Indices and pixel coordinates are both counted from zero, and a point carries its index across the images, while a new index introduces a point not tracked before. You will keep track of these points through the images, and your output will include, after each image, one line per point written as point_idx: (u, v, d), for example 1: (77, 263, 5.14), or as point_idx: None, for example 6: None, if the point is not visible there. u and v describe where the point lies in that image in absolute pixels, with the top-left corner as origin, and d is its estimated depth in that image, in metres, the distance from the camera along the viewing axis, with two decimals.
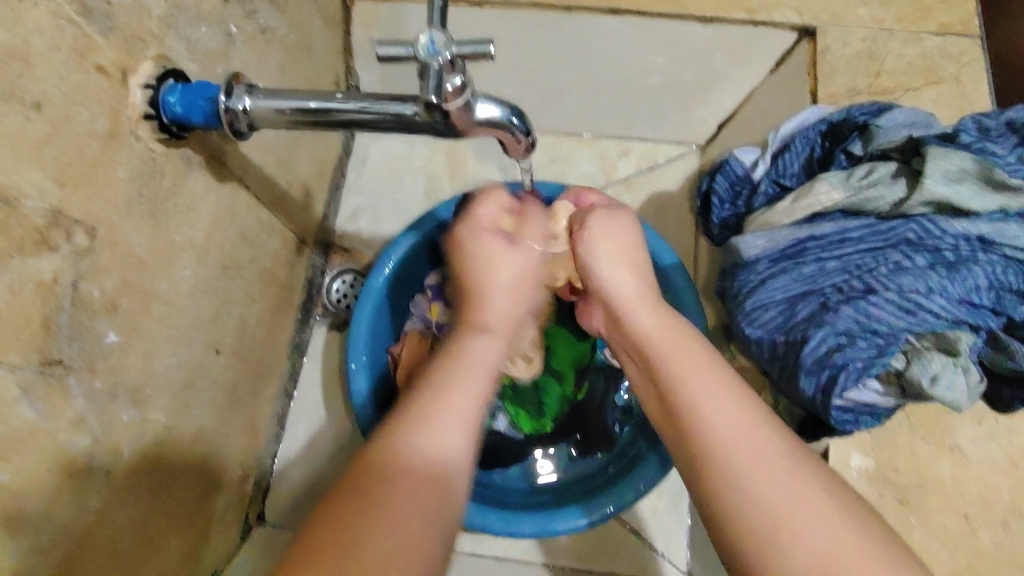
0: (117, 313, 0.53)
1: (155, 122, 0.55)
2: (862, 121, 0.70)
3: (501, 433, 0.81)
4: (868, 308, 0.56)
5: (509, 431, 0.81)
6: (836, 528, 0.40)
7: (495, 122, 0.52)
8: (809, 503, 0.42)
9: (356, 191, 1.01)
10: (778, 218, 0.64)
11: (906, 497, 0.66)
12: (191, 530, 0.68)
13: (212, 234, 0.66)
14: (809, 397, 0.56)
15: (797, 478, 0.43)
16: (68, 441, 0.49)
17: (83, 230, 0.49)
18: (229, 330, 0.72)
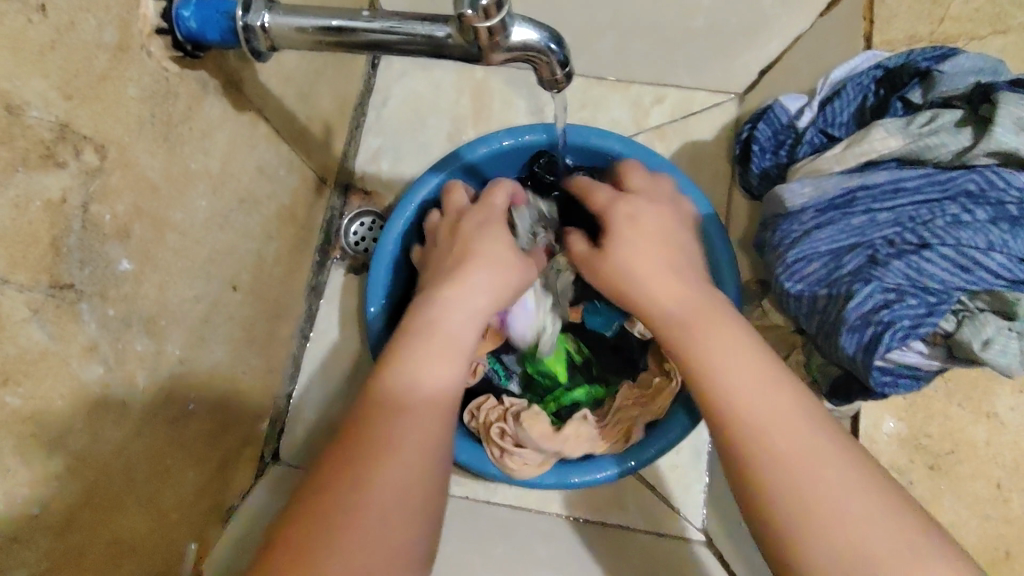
0: (130, 239, 0.51)
1: (168, 37, 0.51)
2: (924, 67, 0.64)
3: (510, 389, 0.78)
4: (920, 264, 0.53)
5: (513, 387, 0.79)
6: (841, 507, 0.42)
7: (531, 46, 0.48)
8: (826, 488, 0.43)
9: (377, 132, 0.98)
10: (829, 165, 0.59)
11: (939, 463, 0.63)
12: (207, 465, 0.68)
13: (228, 163, 0.64)
14: (849, 355, 0.54)
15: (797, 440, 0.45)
16: (81, 367, 0.48)
17: (92, 147, 0.46)
18: (247, 266, 0.71)
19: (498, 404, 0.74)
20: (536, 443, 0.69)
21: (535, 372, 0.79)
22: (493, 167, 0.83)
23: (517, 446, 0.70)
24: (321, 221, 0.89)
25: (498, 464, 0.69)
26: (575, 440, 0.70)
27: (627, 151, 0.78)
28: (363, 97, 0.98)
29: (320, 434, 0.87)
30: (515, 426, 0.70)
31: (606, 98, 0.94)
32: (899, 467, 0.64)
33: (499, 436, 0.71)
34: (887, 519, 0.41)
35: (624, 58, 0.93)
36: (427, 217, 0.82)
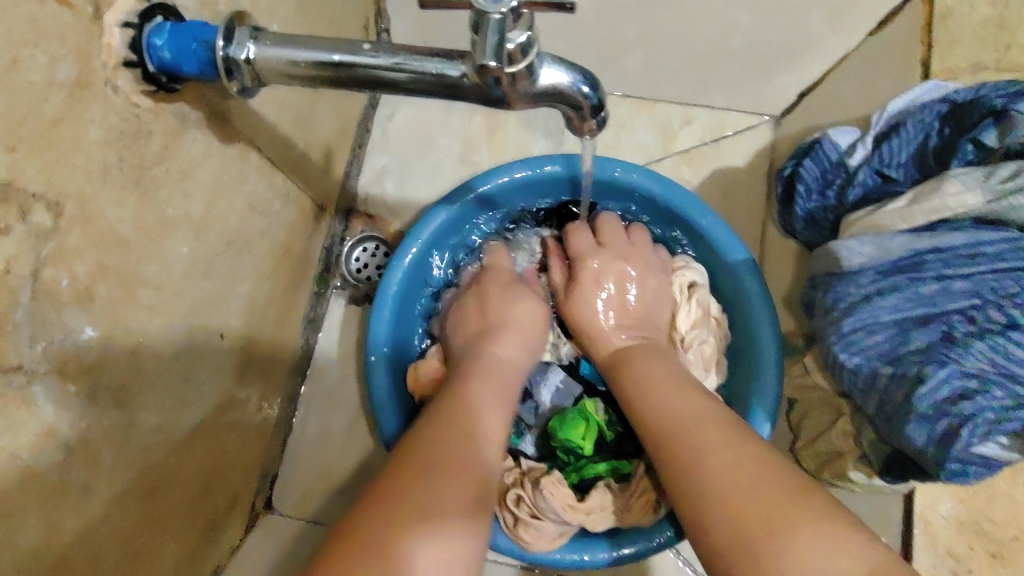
0: (93, 301, 0.45)
1: (139, 70, 0.44)
2: (998, 106, 0.56)
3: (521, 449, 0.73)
4: (1006, 345, 0.45)
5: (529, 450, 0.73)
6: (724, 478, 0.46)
7: (562, 91, 0.41)
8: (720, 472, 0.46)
9: (382, 151, 0.91)
10: (891, 223, 0.53)
11: (1003, 552, 0.56)
12: (190, 531, 0.61)
13: (213, 204, 0.57)
14: (916, 447, 0.47)
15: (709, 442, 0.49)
16: (34, 456, 0.41)
17: (43, 205, 0.39)
18: (235, 311, 0.64)
19: (515, 466, 0.69)
20: (554, 513, 0.62)
21: (560, 446, 0.70)
22: (511, 200, 0.76)
23: (535, 516, 0.63)
24: (320, 250, 0.82)
25: (512, 536, 0.62)
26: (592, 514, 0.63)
27: (656, 187, 0.71)
28: (368, 113, 0.90)
29: (315, 481, 0.80)
30: (533, 494, 0.63)
31: (632, 117, 0.86)
32: (958, 556, 0.57)
33: (516, 504, 0.64)
34: (810, 526, 0.40)
35: (652, 78, 0.86)
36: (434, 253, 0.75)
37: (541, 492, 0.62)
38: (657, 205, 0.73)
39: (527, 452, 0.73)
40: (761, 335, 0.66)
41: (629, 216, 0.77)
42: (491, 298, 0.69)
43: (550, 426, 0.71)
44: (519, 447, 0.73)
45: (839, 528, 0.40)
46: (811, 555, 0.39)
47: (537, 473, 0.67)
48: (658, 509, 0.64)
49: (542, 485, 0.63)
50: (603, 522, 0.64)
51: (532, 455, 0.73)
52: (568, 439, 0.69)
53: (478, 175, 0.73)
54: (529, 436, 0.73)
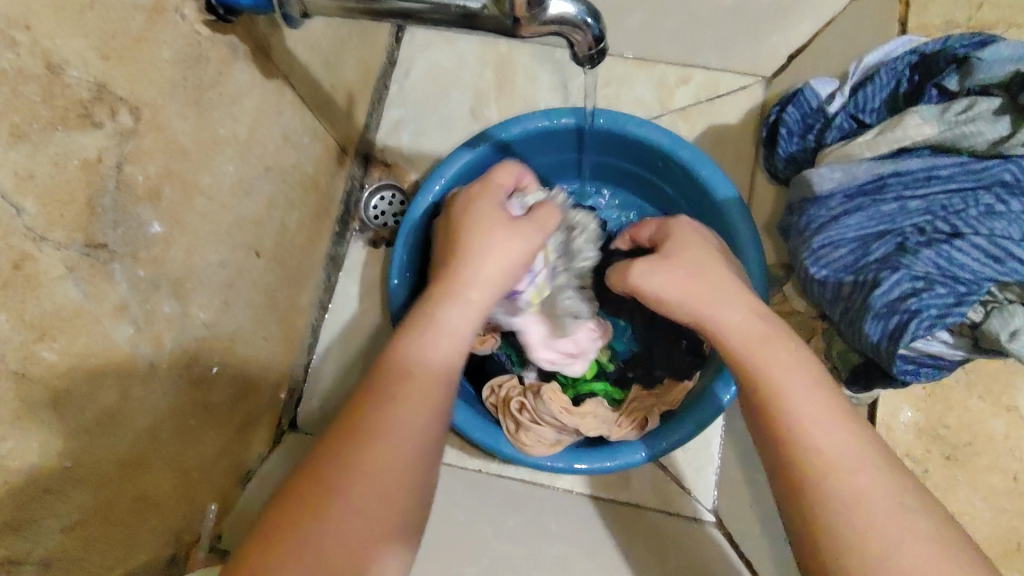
0: (161, 201, 0.52)
1: (202, 0, 0.51)
2: (962, 54, 0.62)
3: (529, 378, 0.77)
4: (952, 252, 0.52)
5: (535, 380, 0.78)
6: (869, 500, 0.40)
7: (567, 20, 0.48)
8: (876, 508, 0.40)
9: (399, 105, 0.97)
10: (859, 151, 0.59)
11: (955, 453, 0.64)
12: (226, 428, 0.69)
13: (255, 130, 0.64)
14: (872, 342, 0.54)
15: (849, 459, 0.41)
16: (112, 328, 0.49)
17: (127, 109, 0.46)
18: (269, 234, 0.71)
19: (519, 384, 0.76)
20: (551, 418, 0.70)
21: (559, 366, 0.77)
22: (526, 148, 0.83)
23: (534, 422, 0.70)
24: (342, 193, 0.89)
25: (513, 439, 0.69)
26: (585, 420, 0.71)
27: (658, 136, 0.77)
28: (386, 69, 0.97)
29: (336, 403, 0.87)
30: (534, 401, 0.71)
31: (630, 76, 0.93)
32: (915, 456, 0.64)
33: (518, 411, 0.72)
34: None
35: (652, 35, 0.92)
36: None
37: (541, 398, 0.70)
38: (656, 154, 0.79)
39: (529, 374, 0.78)
40: (749, 263, 0.72)
41: (630, 164, 0.84)
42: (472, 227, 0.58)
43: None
44: (521, 371, 0.78)
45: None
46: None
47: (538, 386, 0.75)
48: (644, 425, 0.72)
49: (543, 392, 0.71)
50: (596, 428, 0.71)
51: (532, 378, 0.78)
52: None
53: (496, 123, 0.80)
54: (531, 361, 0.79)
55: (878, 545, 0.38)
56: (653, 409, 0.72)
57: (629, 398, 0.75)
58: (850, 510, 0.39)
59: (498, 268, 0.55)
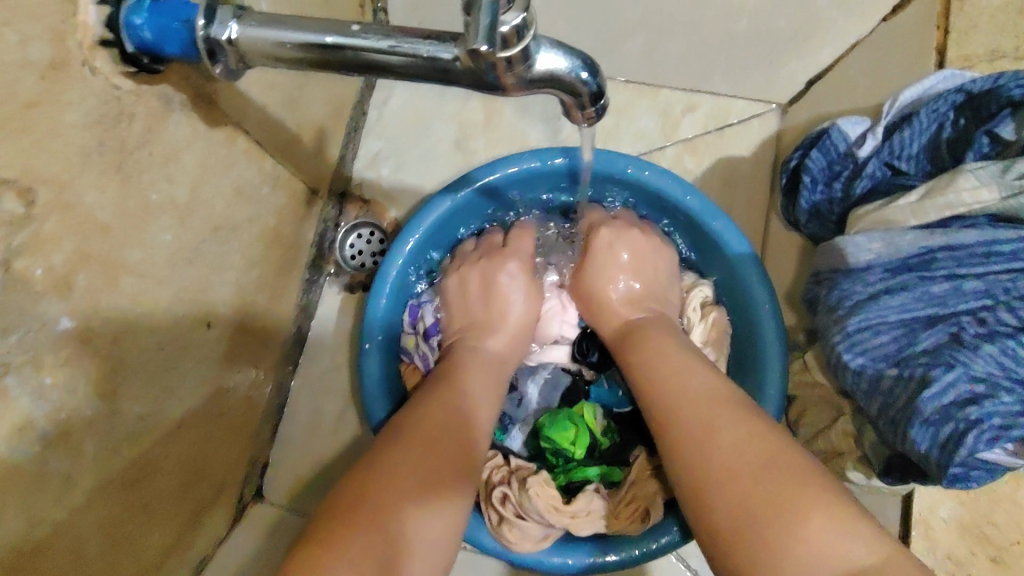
0: (72, 291, 0.43)
1: (117, 50, 0.42)
2: (1018, 95, 0.54)
3: (512, 450, 0.72)
4: (1018, 348, 0.44)
5: (521, 451, 0.72)
6: (745, 481, 0.43)
7: (559, 77, 0.39)
8: (742, 482, 0.43)
9: (378, 136, 0.88)
10: (902, 218, 0.51)
11: (1003, 556, 0.55)
12: (177, 519, 0.61)
13: (198, 188, 0.55)
14: (921, 452, 0.45)
15: (721, 449, 0.46)
16: (10, 450, 0.40)
17: (15, 192, 0.38)
18: (223, 298, 0.63)
19: (503, 464, 0.68)
20: (539, 515, 0.62)
21: (549, 447, 0.69)
22: (518, 191, 0.74)
23: (519, 516, 0.62)
24: (312, 236, 0.81)
25: (495, 535, 0.61)
26: (577, 520, 0.62)
27: (661, 181, 0.69)
28: (363, 96, 0.88)
29: (307, 470, 0.79)
30: (520, 494, 0.63)
31: (633, 104, 0.84)
32: (956, 559, 0.56)
33: (501, 502, 0.63)
34: (821, 517, 0.40)
35: (656, 59, 0.83)
36: (437, 240, 0.74)
37: (528, 492, 0.62)
38: (661, 199, 0.71)
39: (514, 447, 0.72)
40: (766, 330, 0.64)
41: (632, 207, 0.76)
42: (496, 285, 0.69)
43: (540, 423, 0.70)
44: (504, 442, 0.72)
45: (840, 517, 0.40)
46: (826, 545, 0.39)
47: (525, 472, 0.66)
48: (648, 517, 0.62)
49: (530, 485, 0.62)
50: (590, 527, 0.63)
51: (518, 451, 0.72)
52: (556, 440, 0.68)
53: (481, 165, 0.71)
54: (516, 431, 0.72)
55: (743, 519, 0.42)
56: (657, 500, 0.62)
57: (631, 480, 0.65)
58: (720, 490, 0.44)
59: (525, 311, 0.69)
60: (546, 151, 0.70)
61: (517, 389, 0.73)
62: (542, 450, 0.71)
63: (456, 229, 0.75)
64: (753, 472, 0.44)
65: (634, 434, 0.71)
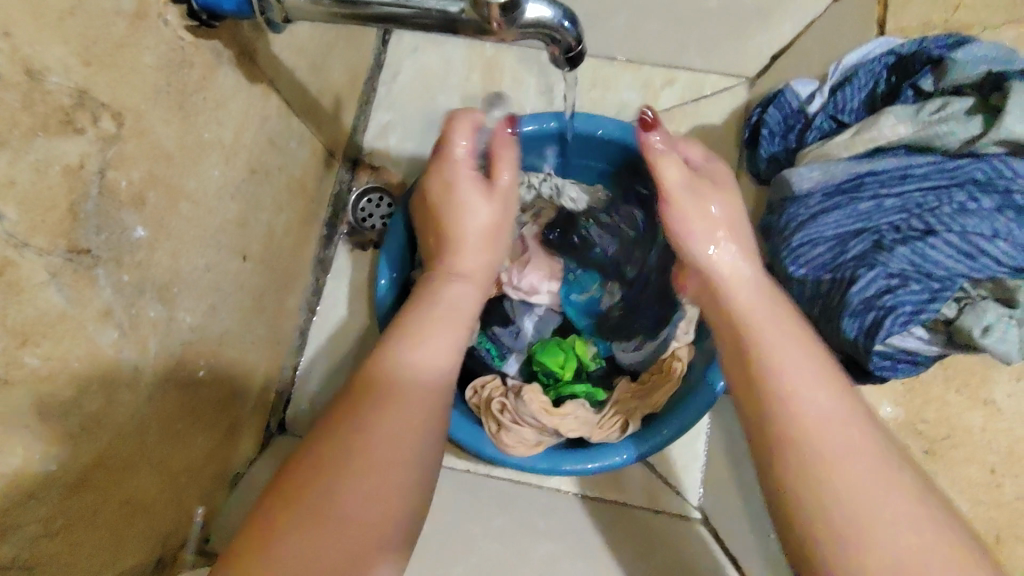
0: (144, 207, 0.52)
1: (184, 6, 0.51)
2: (937, 54, 0.63)
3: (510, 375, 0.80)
4: (926, 249, 0.54)
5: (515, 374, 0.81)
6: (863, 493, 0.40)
7: (544, 24, 0.48)
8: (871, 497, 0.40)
9: (386, 108, 0.97)
10: (837, 151, 0.60)
11: (933, 448, 0.64)
12: (216, 429, 0.69)
13: (241, 134, 0.64)
14: (850, 339, 0.55)
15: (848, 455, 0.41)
16: (97, 332, 0.49)
17: (109, 115, 0.47)
18: (257, 237, 0.71)
19: (500, 385, 0.77)
20: (533, 418, 0.72)
21: (541, 369, 0.79)
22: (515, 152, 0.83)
23: (514, 422, 0.72)
24: (329, 196, 0.90)
25: (495, 439, 0.71)
26: (564, 420, 0.72)
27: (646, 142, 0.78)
28: (373, 71, 0.97)
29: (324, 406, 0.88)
30: (515, 401, 0.73)
31: (617, 78, 0.94)
32: None
33: (499, 411, 0.73)
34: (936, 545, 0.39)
35: (638, 37, 0.93)
36: None
37: (522, 398, 0.72)
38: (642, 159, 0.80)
39: (510, 371, 0.80)
40: None
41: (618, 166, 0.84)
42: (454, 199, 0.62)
43: (533, 349, 0.80)
44: (502, 367, 0.80)
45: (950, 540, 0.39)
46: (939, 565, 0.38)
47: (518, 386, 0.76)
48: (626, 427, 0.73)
49: (522, 391, 0.73)
50: (577, 430, 0.72)
51: (514, 375, 0.80)
52: (549, 362, 0.78)
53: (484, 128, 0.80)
54: (512, 358, 0.81)
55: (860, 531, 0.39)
56: (635, 413, 0.74)
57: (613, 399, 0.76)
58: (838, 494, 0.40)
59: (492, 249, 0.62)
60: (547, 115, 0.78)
61: (514, 323, 0.82)
62: (535, 373, 0.80)
63: None
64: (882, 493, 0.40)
65: (613, 366, 0.83)
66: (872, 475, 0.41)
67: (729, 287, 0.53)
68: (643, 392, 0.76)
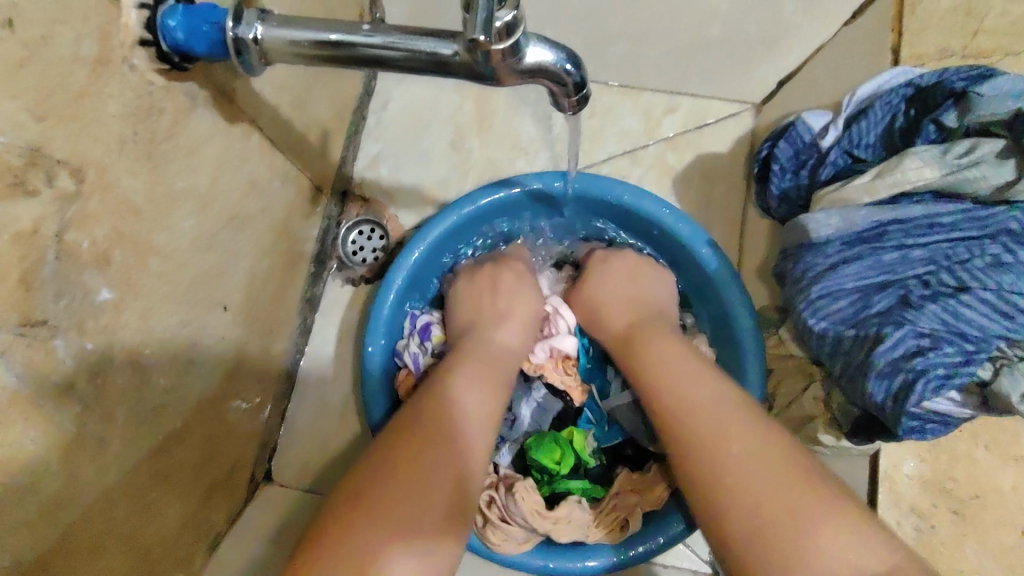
0: (110, 266, 0.48)
1: (154, 49, 0.47)
2: (959, 88, 0.59)
3: (503, 468, 0.78)
4: (957, 307, 0.51)
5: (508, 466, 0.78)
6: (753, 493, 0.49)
7: (546, 69, 0.44)
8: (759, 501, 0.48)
9: (377, 138, 0.94)
10: (857, 196, 0.57)
11: (963, 509, 0.61)
12: (193, 492, 0.65)
13: (217, 180, 0.60)
14: (876, 402, 0.52)
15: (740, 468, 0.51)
16: (55, 408, 0.44)
17: (67, 172, 0.42)
18: (237, 286, 0.67)
19: (493, 473, 0.75)
20: (522, 519, 0.69)
21: (535, 464, 0.75)
22: (513, 209, 0.82)
23: (503, 519, 0.69)
24: (316, 233, 0.85)
25: (481, 535, 0.69)
26: (559, 526, 0.69)
27: (652, 209, 0.77)
28: (363, 99, 0.93)
29: (314, 452, 0.85)
30: (506, 499, 0.70)
31: (617, 105, 0.90)
32: (919, 511, 0.62)
33: (487, 506, 0.71)
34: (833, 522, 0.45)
35: (637, 63, 0.89)
36: (437, 254, 0.82)
37: (513, 498, 0.69)
38: (647, 222, 0.78)
39: (502, 462, 0.78)
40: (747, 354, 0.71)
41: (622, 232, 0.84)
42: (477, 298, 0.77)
43: (527, 445, 0.76)
44: (495, 457, 0.78)
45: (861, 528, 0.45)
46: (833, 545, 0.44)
47: (512, 479, 0.74)
48: (624, 527, 0.71)
49: (515, 490, 0.70)
50: (570, 534, 0.70)
51: (507, 465, 0.78)
52: (543, 460, 0.74)
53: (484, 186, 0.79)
54: (505, 448, 0.79)
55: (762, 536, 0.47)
56: (633, 512, 0.71)
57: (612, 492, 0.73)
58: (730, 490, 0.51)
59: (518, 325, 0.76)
60: (544, 179, 0.78)
61: (511, 412, 0.79)
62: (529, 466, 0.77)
63: (455, 246, 0.83)
64: (773, 492, 0.48)
65: (616, 458, 0.80)
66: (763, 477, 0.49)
67: (667, 372, 0.63)
68: (642, 489, 0.72)
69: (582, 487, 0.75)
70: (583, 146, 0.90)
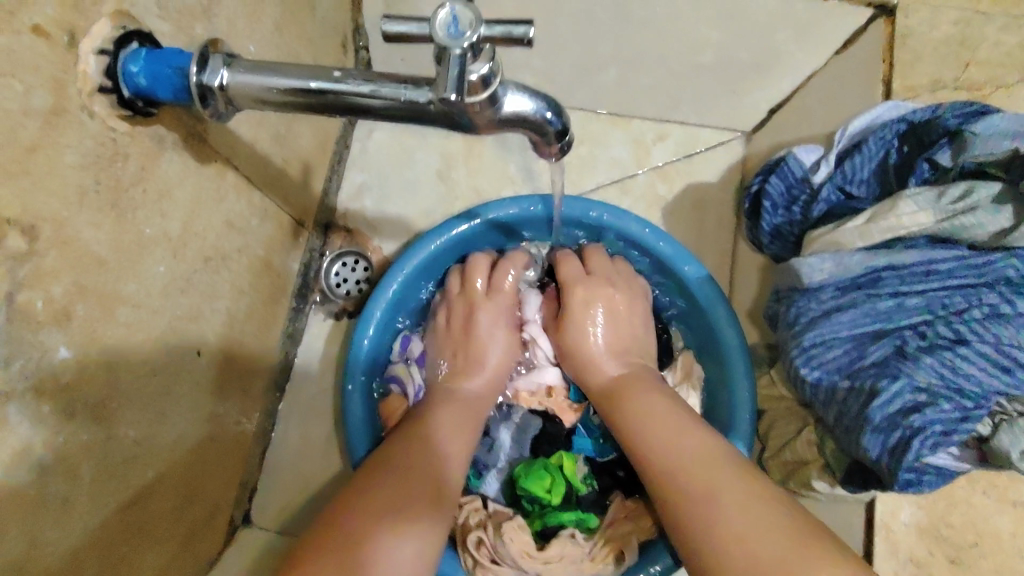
0: (70, 322, 0.45)
1: (115, 95, 0.46)
2: (953, 125, 0.58)
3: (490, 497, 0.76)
4: (955, 360, 0.50)
5: (497, 496, 0.76)
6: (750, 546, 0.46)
7: (526, 118, 0.42)
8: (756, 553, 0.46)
9: (362, 167, 0.91)
10: (849, 239, 0.57)
11: (962, 556, 0.59)
12: (168, 542, 0.61)
13: (191, 222, 0.58)
14: (873, 457, 0.51)
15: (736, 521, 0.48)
16: (8, 476, 0.42)
17: (19, 230, 0.40)
18: (214, 327, 0.65)
19: (480, 507, 0.72)
20: (512, 560, 0.67)
21: (525, 496, 0.73)
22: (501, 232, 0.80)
23: (493, 560, 0.68)
24: (298, 266, 0.82)
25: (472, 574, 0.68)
26: (550, 566, 0.67)
27: (635, 228, 0.75)
28: (347, 128, 0.91)
29: (297, 493, 0.82)
30: (494, 538, 0.68)
31: (607, 133, 0.88)
32: (917, 561, 0.60)
33: (476, 545, 0.68)
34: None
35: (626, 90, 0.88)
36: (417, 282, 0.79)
37: (502, 538, 0.67)
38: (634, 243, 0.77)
39: (489, 491, 0.76)
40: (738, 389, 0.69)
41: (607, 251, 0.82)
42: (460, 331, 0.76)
43: (516, 475, 0.74)
44: (480, 488, 0.76)
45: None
46: None
47: (500, 515, 0.71)
48: (621, 559, 0.68)
49: (504, 530, 0.67)
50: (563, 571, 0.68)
51: (494, 496, 0.76)
52: (533, 489, 0.72)
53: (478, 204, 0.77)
54: (491, 477, 0.77)
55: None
56: (630, 541, 0.68)
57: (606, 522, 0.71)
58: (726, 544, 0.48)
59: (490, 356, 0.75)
60: (526, 201, 0.76)
61: (489, 435, 0.78)
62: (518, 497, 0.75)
63: (436, 270, 0.81)
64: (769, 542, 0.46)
65: (611, 481, 0.76)
66: (759, 533, 0.47)
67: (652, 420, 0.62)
68: (637, 517, 0.70)
69: (575, 515, 0.72)
70: (572, 176, 0.88)
